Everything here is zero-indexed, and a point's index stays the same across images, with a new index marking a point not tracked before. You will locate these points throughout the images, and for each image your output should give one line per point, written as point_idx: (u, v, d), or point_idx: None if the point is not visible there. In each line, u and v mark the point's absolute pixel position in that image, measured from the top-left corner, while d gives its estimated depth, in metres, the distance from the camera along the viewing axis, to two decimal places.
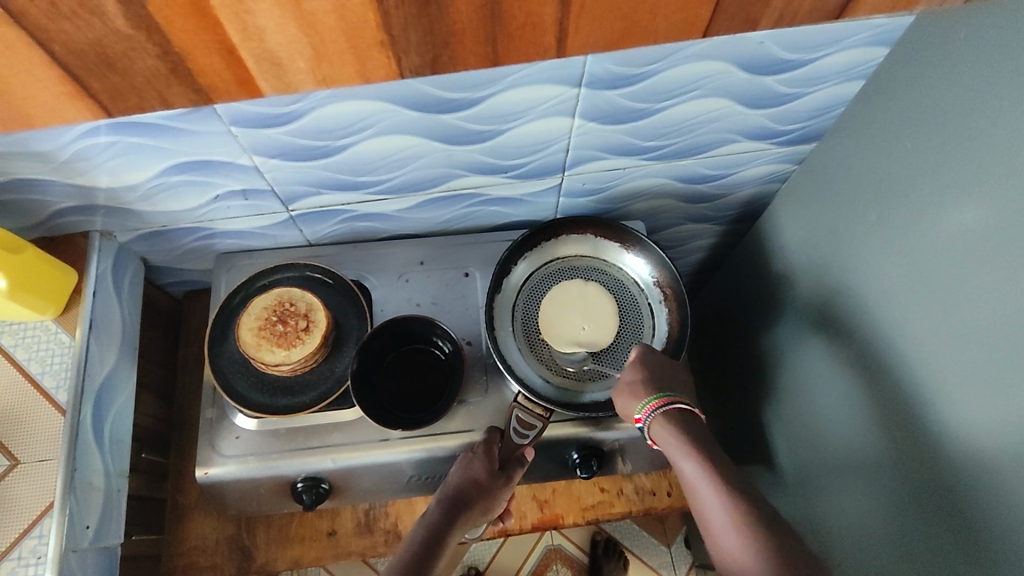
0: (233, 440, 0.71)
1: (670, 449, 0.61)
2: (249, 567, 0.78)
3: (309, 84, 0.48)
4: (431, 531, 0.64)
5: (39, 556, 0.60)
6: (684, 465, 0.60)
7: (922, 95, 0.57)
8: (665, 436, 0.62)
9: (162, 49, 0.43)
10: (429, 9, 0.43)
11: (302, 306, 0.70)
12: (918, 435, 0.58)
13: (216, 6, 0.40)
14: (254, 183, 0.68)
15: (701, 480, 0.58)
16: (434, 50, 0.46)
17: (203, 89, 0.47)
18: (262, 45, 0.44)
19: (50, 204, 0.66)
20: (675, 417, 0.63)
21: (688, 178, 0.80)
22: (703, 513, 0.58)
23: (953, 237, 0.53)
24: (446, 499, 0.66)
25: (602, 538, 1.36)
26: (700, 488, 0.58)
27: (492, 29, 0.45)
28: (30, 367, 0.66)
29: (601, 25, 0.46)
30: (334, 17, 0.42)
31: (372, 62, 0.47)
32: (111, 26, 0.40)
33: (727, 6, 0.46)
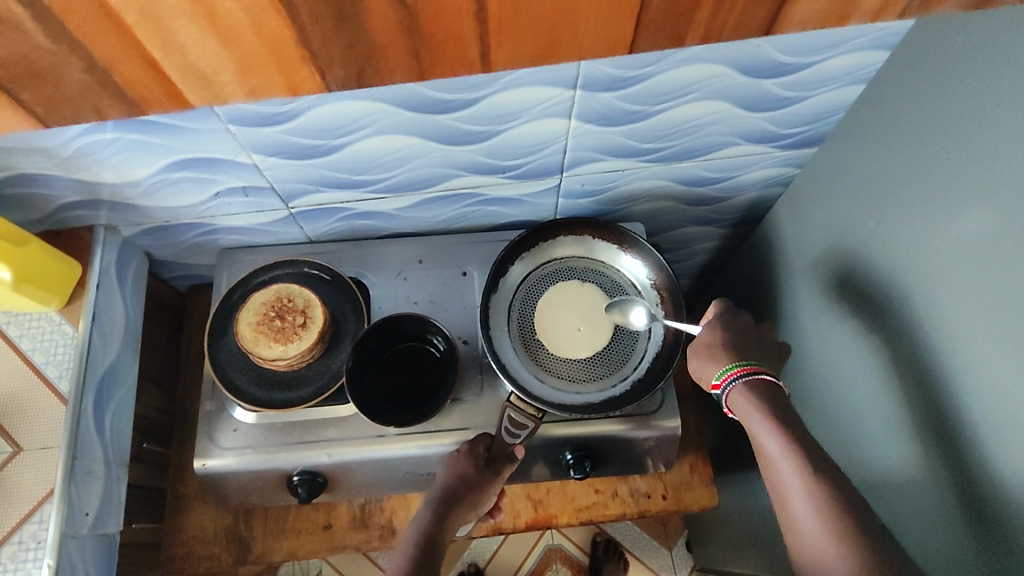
0: (231, 432, 0.72)
1: (753, 423, 0.57)
2: (247, 558, 0.79)
3: (239, 94, 0.48)
4: (425, 533, 0.64)
5: (39, 541, 0.61)
6: (767, 442, 0.55)
7: (920, 100, 0.57)
8: (747, 409, 0.58)
9: (86, 63, 0.44)
10: (346, 24, 0.43)
11: (299, 302, 0.71)
12: (927, 441, 0.58)
13: (133, 23, 0.41)
14: (254, 181, 0.69)
15: (784, 459, 0.54)
16: (358, 63, 0.47)
17: (133, 102, 0.48)
18: (184, 59, 0.44)
19: (54, 199, 0.68)
20: (756, 387, 0.58)
21: (688, 181, 0.80)
22: (780, 493, 0.54)
23: (956, 245, 0.53)
24: (435, 500, 0.66)
25: (603, 539, 1.36)
26: (783, 468, 0.54)
27: (413, 43, 0.45)
28: (35, 357, 0.67)
29: (518, 38, 0.46)
30: (254, 33, 0.43)
31: (297, 74, 0.47)
32: (33, 42, 0.41)
33: (650, 20, 0.46)
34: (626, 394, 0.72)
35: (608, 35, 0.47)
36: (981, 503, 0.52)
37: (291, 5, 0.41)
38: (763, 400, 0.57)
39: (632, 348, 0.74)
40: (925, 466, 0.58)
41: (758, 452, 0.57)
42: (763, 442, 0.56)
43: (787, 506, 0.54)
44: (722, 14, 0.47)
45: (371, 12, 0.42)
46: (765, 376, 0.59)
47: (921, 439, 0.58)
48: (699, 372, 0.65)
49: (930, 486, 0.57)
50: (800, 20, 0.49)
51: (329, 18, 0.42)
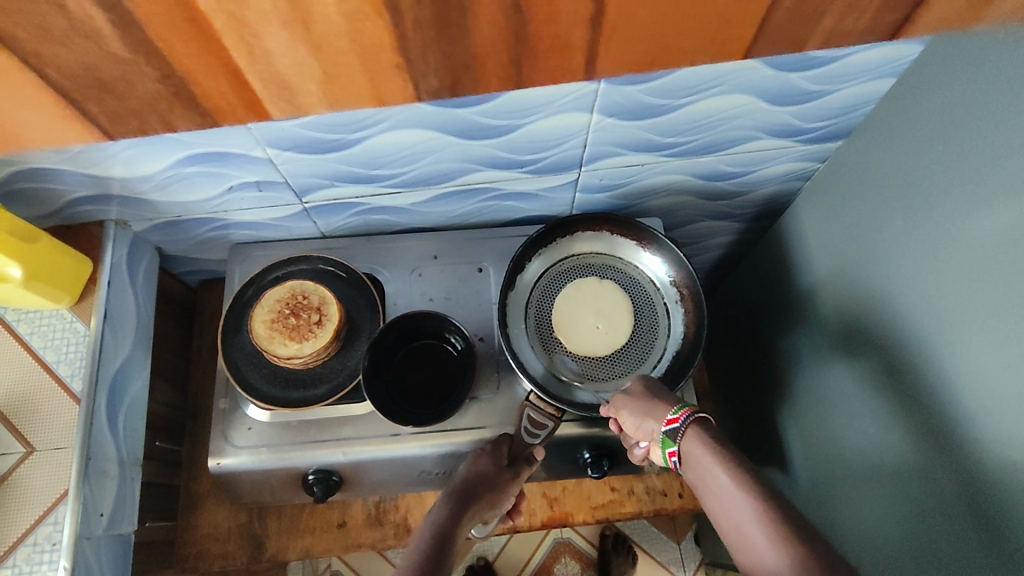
0: (245, 431, 0.71)
1: (698, 459, 0.55)
2: (261, 556, 0.78)
3: (319, 105, 0.47)
4: (441, 525, 0.61)
5: (54, 543, 0.60)
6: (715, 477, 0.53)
7: (955, 95, 0.55)
8: (692, 443, 0.57)
9: (161, 73, 0.42)
10: (449, 31, 0.41)
11: (314, 299, 0.70)
12: (941, 439, 0.57)
13: (219, 30, 0.39)
14: (267, 175, 0.67)
15: (733, 491, 0.52)
16: (454, 73, 0.46)
17: (209, 113, 0.47)
18: (269, 68, 0.43)
19: (65, 193, 0.66)
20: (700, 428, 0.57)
21: (707, 175, 0.78)
22: (731, 526, 0.52)
23: (988, 246, 0.52)
24: (453, 493, 0.64)
25: (611, 532, 1.36)
26: (731, 501, 0.52)
27: (517, 51, 0.44)
28: (46, 355, 0.66)
29: (620, 48, 0.46)
30: (348, 40, 0.41)
31: (387, 84, 0.46)
32: (108, 50, 0.39)
33: (773, 27, 0.46)
34: None
35: (713, 42, 0.47)
36: (994, 506, 0.51)
37: (396, 12, 0.39)
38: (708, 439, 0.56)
39: (650, 347, 0.73)
40: (940, 468, 0.57)
41: (704, 490, 0.55)
42: (711, 475, 0.54)
43: (739, 539, 0.50)
44: (851, 17, 0.46)
45: (480, 17, 0.41)
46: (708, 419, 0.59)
47: (937, 440, 0.57)
48: (635, 424, 0.63)
49: (945, 487, 0.56)
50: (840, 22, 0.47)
51: (434, 27, 0.41)
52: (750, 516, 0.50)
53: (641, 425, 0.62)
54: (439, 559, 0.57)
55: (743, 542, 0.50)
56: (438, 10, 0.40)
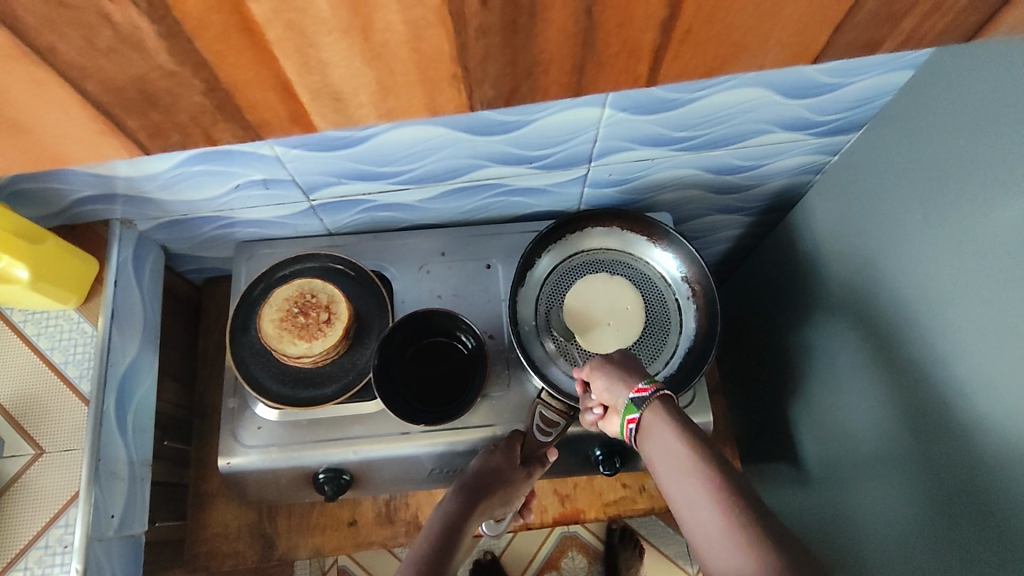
0: (255, 430, 0.71)
1: (659, 435, 0.51)
2: (271, 555, 0.78)
3: (377, 114, 0.39)
4: (449, 518, 0.60)
5: (65, 545, 0.60)
6: (675, 454, 0.49)
7: (972, 89, 0.54)
8: (657, 419, 0.53)
9: (213, 83, 0.35)
10: (517, 37, 0.36)
11: (323, 298, 0.69)
12: (953, 434, 0.56)
13: (280, 38, 0.32)
14: (274, 173, 0.66)
15: (689, 467, 0.48)
16: (514, 78, 0.38)
17: (254, 124, 0.39)
18: (325, 77, 0.35)
19: (69, 193, 0.65)
20: (669, 407, 0.53)
21: (718, 169, 0.78)
22: (685, 509, 0.47)
23: (1005, 243, 0.51)
24: (464, 485, 0.64)
25: (618, 526, 1.35)
26: (686, 478, 0.48)
27: (584, 57, 0.38)
28: (53, 357, 0.65)
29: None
30: (410, 48, 0.34)
31: (445, 92, 0.38)
32: (159, 60, 0.33)
33: None
34: None
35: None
36: (1007, 505, 0.51)
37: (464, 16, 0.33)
38: (674, 417, 0.52)
39: (663, 343, 0.73)
40: (951, 461, 0.57)
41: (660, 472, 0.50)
42: (669, 451, 0.50)
43: (694, 529, 0.46)
44: None
45: (549, 23, 0.35)
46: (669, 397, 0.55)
47: (948, 434, 0.57)
48: (602, 386, 0.60)
49: (953, 480, 0.56)
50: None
51: (503, 33, 0.34)
52: (707, 499, 0.45)
53: (609, 389, 0.59)
54: (443, 552, 0.57)
55: (698, 528, 0.45)
56: (506, 14, 0.34)
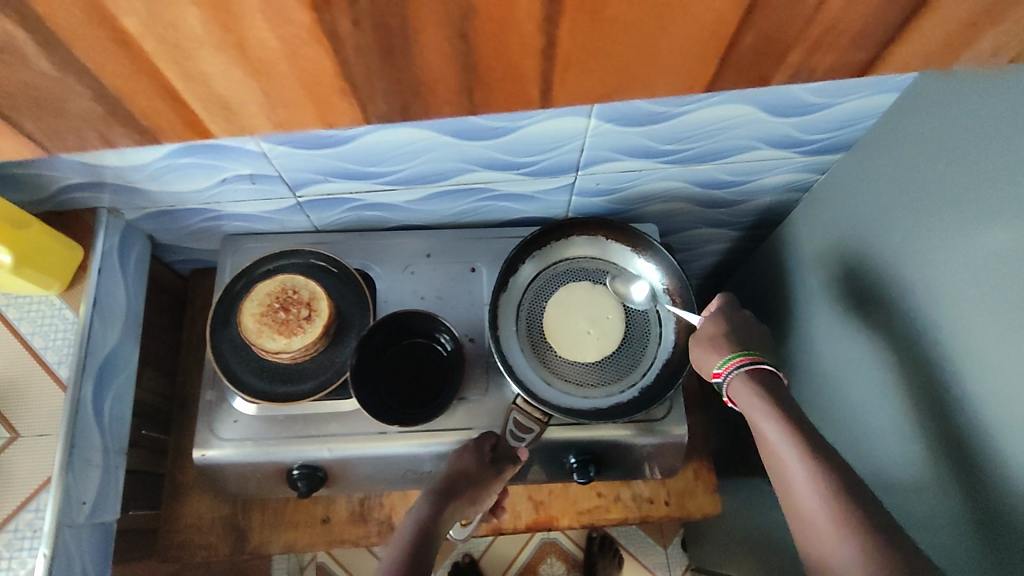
0: (231, 424, 0.71)
1: (752, 412, 0.59)
2: (244, 548, 0.78)
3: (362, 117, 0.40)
4: (421, 527, 0.63)
5: (35, 530, 0.60)
6: (767, 430, 0.57)
7: (956, 115, 0.54)
8: (749, 398, 0.59)
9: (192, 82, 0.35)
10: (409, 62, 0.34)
11: (305, 294, 0.70)
12: (937, 455, 0.57)
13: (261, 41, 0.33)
14: (261, 169, 0.67)
15: (784, 444, 0.56)
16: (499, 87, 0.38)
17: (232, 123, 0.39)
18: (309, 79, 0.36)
19: (57, 180, 0.66)
20: (756, 379, 0.60)
21: (706, 183, 0.78)
22: (786, 478, 0.55)
23: (986, 272, 0.51)
24: (434, 491, 0.65)
25: (598, 534, 1.35)
26: (784, 452, 0.56)
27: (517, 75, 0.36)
28: (34, 341, 0.66)
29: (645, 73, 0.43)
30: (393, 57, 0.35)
31: (430, 98, 0.39)
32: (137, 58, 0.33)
33: None
34: (634, 401, 0.71)
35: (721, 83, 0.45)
36: (992, 528, 0.51)
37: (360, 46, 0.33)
38: (764, 394, 0.59)
39: (641, 353, 0.73)
40: (935, 488, 0.57)
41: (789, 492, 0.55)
42: (762, 427, 0.57)
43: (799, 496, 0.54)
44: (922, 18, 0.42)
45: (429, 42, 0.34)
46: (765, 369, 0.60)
47: (931, 457, 0.57)
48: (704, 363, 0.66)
49: (939, 501, 0.57)
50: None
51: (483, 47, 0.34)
52: (805, 472, 0.54)
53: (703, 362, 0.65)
54: (418, 561, 0.60)
55: (797, 494, 0.54)
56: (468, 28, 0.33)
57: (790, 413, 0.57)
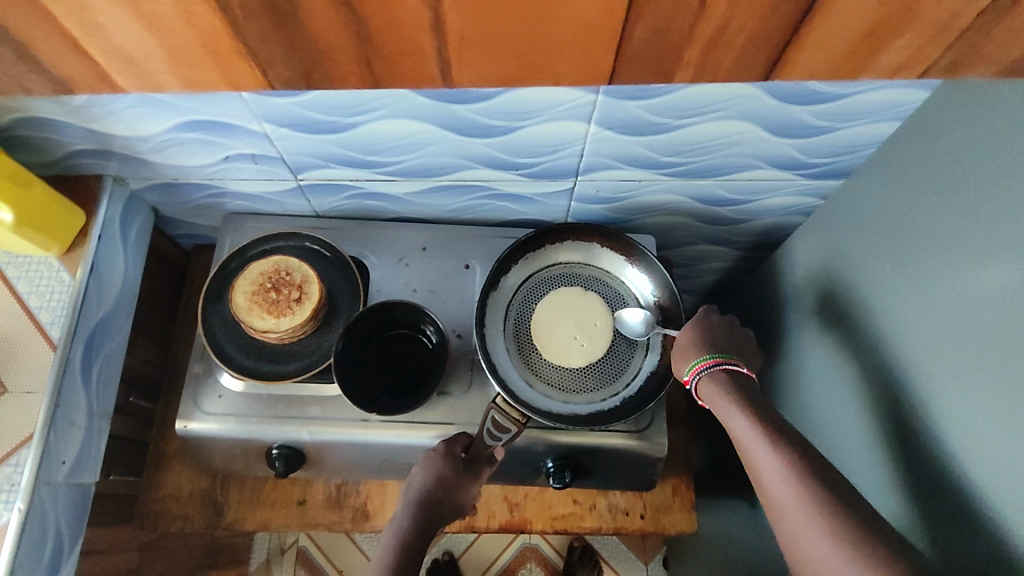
0: (216, 398, 0.72)
1: (722, 407, 0.61)
2: (218, 523, 0.79)
3: None
4: (404, 542, 0.62)
5: (13, 484, 0.61)
6: (735, 423, 0.59)
7: (953, 147, 0.54)
8: (718, 395, 0.62)
9: None
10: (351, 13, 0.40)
11: (297, 277, 0.71)
12: (911, 488, 0.56)
13: None
14: (264, 150, 0.68)
15: (750, 432, 0.57)
16: None
17: None
18: None
19: (65, 144, 0.67)
20: (721, 377, 0.63)
21: (707, 199, 0.78)
22: (757, 470, 0.56)
23: (970, 307, 0.50)
24: (415, 504, 0.64)
25: (580, 545, 1.35)
26: (750, 442, 0.57)
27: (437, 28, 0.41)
28: (30, 300, 0.67)
29: (575, 56, 0.44)
30: None
31: None
32: None
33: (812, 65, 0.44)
34: (615, 409, 0.70)
35: (657, 76, 0.46)
36: (960, 565, 0.50)
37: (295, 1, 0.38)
38: (731, 390, 0.61)
39: (626, 363, 0.72)
40: (907, 522, 0.57)
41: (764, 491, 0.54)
42: (732, 420, 0.59)
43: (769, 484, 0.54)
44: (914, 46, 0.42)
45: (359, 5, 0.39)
46: (731, 371, 0.63)
47: (905, 489, 0.57)
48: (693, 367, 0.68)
49: (910, 535, 0.56)
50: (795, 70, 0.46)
51: None
52: (772, 457, 0.54)
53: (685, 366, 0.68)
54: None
55: (768, 482, 0.54)
56: None
57: (755, 408, 0.59)
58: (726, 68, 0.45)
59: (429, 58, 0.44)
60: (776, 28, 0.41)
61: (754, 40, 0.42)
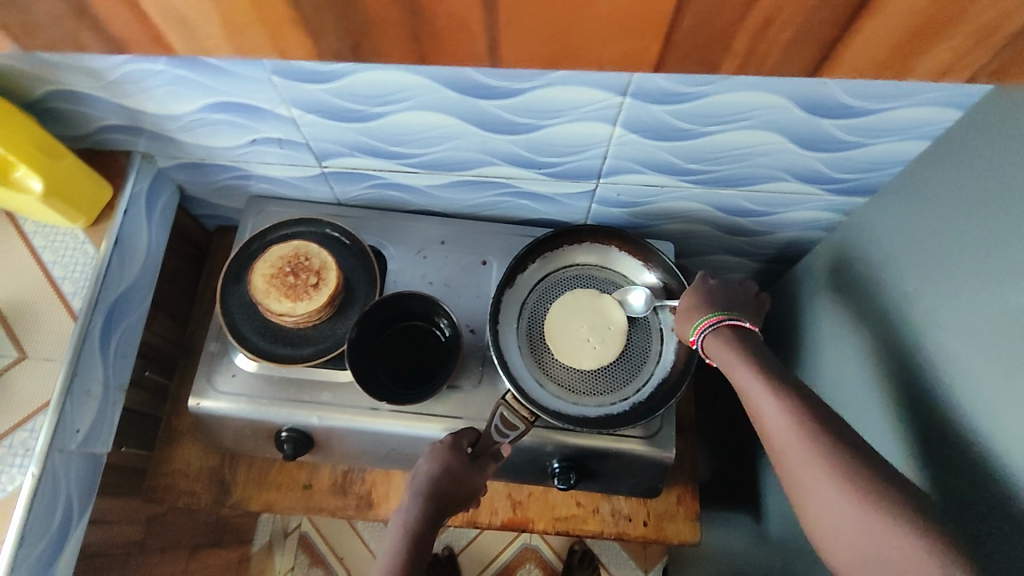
0: (229, 377, 0.73)
1: (726, 358, 0.60)
2: (225, 501, 0.80)
3: None
4: (414, 531, 0.62)
5: (27, 449, 0.62)
6: (738, 375, 0.58)
7: (980, 168, 0.53)
8: (722, 346, 0.61)
9: None
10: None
11: (316, 263, 0.71)
12: None
13: None
14: (291, 135, 0.69)
15: (754, 382, 0.56)
16: None
17: None
18: None
19: (96, 119, 0.68)
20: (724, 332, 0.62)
21: (728, 209, 0.78)
22: (762, 420, 0.55)
23: (988, 331, 0.50)
24: (423, 494, 0.64)
25: (580, 549, 1.34)
26: (754, 391, 0.56)
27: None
28: (54, 270, 0.68)
29: (617, 41, 0.44)
30: None
31: None
32: None
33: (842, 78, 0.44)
34: (623, 414, 0.70)
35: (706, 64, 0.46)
36: None
37: None
38: (735, 342, 0.60)
39: (637, 369, 0.72)
40: None
41: (772, 445, 0.53)
42: (736, 371, 0.58)
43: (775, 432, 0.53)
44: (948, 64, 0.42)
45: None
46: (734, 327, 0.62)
47: None
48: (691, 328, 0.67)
49: None
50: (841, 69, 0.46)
51: None
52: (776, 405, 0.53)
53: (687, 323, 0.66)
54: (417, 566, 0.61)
55: (774, 430, 0.53)
56: None
57: (757, 358, 0.58)
58: (773, 60, 0.45)
59: (474, 39, 0.44)
60: (825, 24, 0.41)
61: (800, 35, 0.42)
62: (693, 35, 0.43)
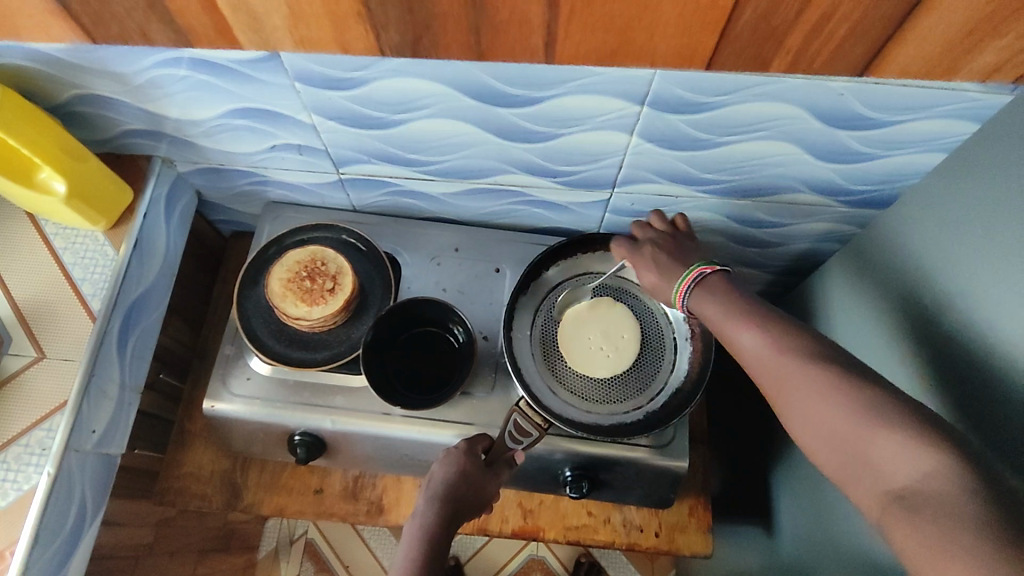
0: (244, 380, 0.73)
1: (697, 297, 0.57)
2: (236, 504, 0.80)
3: None
4: (429, 533, 0.61)
5: (44, 448, 0.63)
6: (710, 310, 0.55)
7: (995, 179, 0.53)
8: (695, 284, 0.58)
9: None
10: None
11: (332, 267, 0.71)
12: None
13: None
14: (310, 141, 0.69)
15: (725, 315, 0.54)
16: None
17: None
18: None
19: (119, 123, 0.69)
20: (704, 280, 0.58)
21: (742, 220, 0.78)
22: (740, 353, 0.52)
23: (998, 346, 0.50)
24: (439, 497, 0.63)
25: (587, 561, 1.33)
26: (727, 324, 0.53)
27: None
28: (74, 271, 0.69)
29: (675, 36, 0.47)
30: None
31: None
32: None
33: None
34: (636, 422, 0.70)
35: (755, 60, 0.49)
36: None
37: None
38: (708, 277, 0.58)
39: (650, 378, 0.72)
40: None
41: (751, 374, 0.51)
42: (708, 309, 0.56)
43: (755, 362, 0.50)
44: None
45: None
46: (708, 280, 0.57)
47: None
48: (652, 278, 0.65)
49: None
50: (891, 68, 0.50)
51: None
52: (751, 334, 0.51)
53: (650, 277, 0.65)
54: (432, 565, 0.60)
55: (754, 358, 0.50)
56: None
57: (727, 292, 0.55)
58: (825, 56, 0.49)
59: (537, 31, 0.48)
60: (883, 20, 0.45)
61: (856, 31, 0.46)
62: (749, 33, 0.47)
